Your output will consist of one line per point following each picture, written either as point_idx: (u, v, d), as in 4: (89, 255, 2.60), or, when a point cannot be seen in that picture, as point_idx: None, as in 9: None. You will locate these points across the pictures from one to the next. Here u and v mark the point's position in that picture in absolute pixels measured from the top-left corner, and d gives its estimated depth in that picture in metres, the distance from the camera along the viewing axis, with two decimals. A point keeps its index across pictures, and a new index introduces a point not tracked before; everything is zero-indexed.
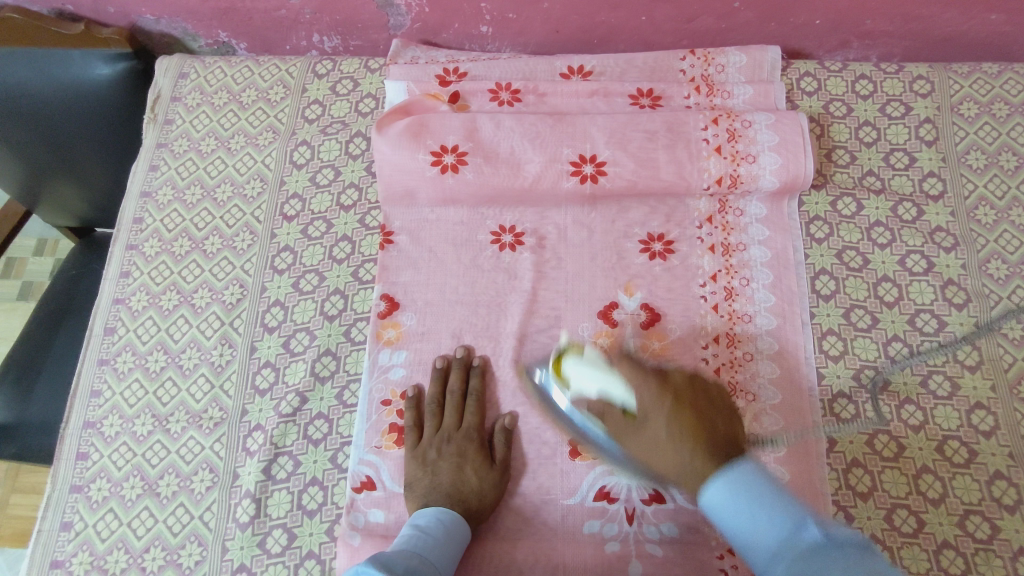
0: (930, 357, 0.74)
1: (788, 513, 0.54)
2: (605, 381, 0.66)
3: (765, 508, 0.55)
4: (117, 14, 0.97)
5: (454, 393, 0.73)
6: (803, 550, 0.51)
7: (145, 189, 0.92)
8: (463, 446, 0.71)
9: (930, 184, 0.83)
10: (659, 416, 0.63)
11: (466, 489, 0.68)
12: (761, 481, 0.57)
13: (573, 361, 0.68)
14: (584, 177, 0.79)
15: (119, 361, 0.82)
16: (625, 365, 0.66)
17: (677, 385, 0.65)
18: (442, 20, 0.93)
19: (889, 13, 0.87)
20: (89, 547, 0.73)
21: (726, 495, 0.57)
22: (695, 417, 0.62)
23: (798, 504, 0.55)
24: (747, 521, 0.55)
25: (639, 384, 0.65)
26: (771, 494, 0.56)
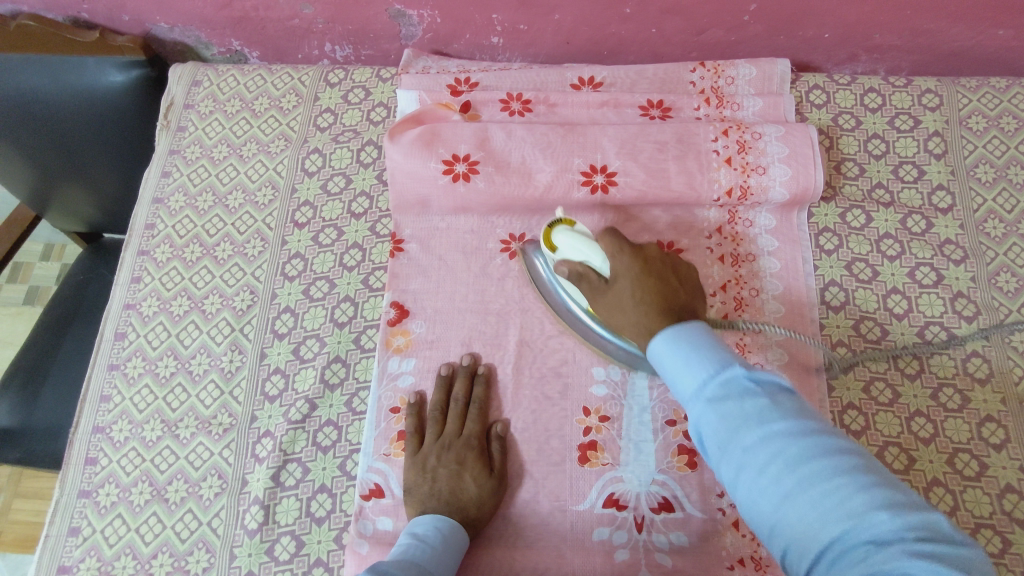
0: (940, 370, 0.74)
1: (719, 356, 0.55)
2: (586, 251, 0.67)
3: (697, 350, 0.56)
4: (132, 22, 0.98)
5: (457, 401, 0.73)
6: (728, 388, 0.53)
7: (157, 195, 0.92)
8: (462, 452, 0.69)
9: (938, 197, 0.83)
10: (630, 275, 0.64)
11: (464, 496, 0.67)
12: (694, 330, 0.58)
13: (563, 230, 0.70)
14: (595, 186, 0.79)
15: (129, 367, 0.82)
16: (609, 236, 0.67)
17: (652, 253, 0.66)
18: (454, 30, 0.94)
19: (897, 27, 0.88)
20: (97, 553, 0.73)
21: (665, 343, 0.58)
22: (662, 284, 0.63)
23: (728, 348, 0.57)
24: (676, 361, 0.56)
25: (615, 250, 0.65)
26: (702, 339, 0.57)
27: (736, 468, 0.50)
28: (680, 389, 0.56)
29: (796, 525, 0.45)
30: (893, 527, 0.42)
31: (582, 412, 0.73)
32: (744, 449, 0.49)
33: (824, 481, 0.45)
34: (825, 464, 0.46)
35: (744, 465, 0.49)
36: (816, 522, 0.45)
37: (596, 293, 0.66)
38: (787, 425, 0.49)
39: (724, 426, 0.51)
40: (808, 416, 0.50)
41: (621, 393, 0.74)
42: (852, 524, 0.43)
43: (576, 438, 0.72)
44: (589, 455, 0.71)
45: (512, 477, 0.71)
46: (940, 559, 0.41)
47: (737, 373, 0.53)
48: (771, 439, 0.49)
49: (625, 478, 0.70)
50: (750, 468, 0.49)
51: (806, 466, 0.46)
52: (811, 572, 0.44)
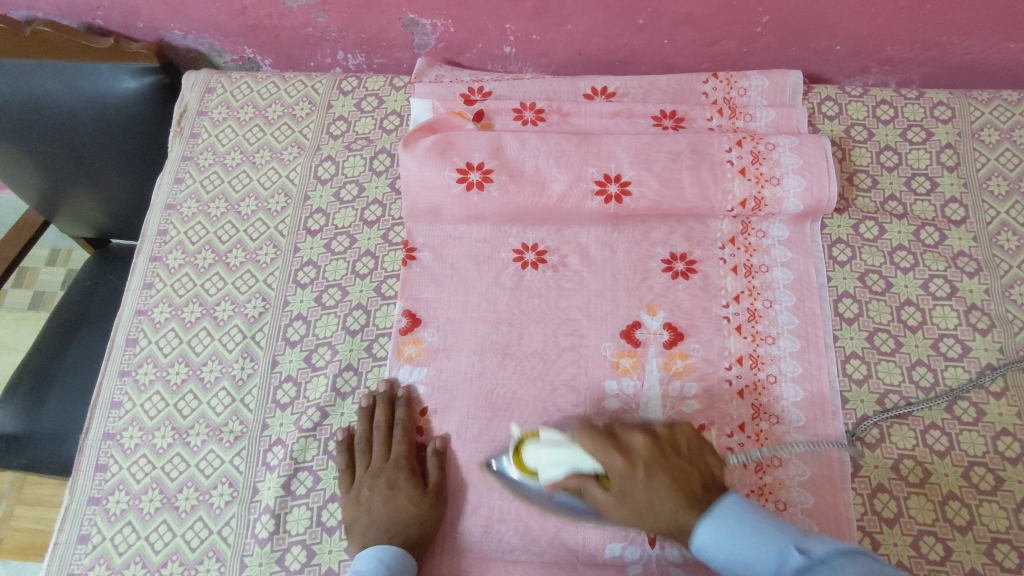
0: (955, 382, 0.74)
1: (777, 540, 0.57)
2: (572, 461, 0.63)
3: (750, 538, 0.58)
4: (145, 29, 0.98)
5: (380, 428, 0.73)
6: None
7: (169, 201, 0.92)
8: (393, 476, 0.70)
9: (951, 209, 0.83)
10: (638, 484, 0.61)
11: (403, 518, 0.68)
12: (741, 509, 0.60)
13: (533, 446, 0.66)
14: (609, 197, 0.79)
15: (140, 373, 0.82)
16: (585, 435, 0.63)
17: (643, 440, 0.63)
18: (466, 39, 0.94)
19: (909, 39, 0.88)
20: (106, 561, 0.72)
21: (714, 538, 0.60)
22: (671, 474, 0.62)
23: (778, 525, 0.59)
24: (736, 559, 0.58)
25: (606, 458, 0.62)
26: (754, 521, 0.59)
27: None
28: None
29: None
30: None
31: None
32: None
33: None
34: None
35: None
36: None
37: (608, 509, 0.62)
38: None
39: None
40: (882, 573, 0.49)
41: (634, 406, 0.74)
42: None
43: None
44: None
45: None
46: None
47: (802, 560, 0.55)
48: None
49: None
50: None
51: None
52: None
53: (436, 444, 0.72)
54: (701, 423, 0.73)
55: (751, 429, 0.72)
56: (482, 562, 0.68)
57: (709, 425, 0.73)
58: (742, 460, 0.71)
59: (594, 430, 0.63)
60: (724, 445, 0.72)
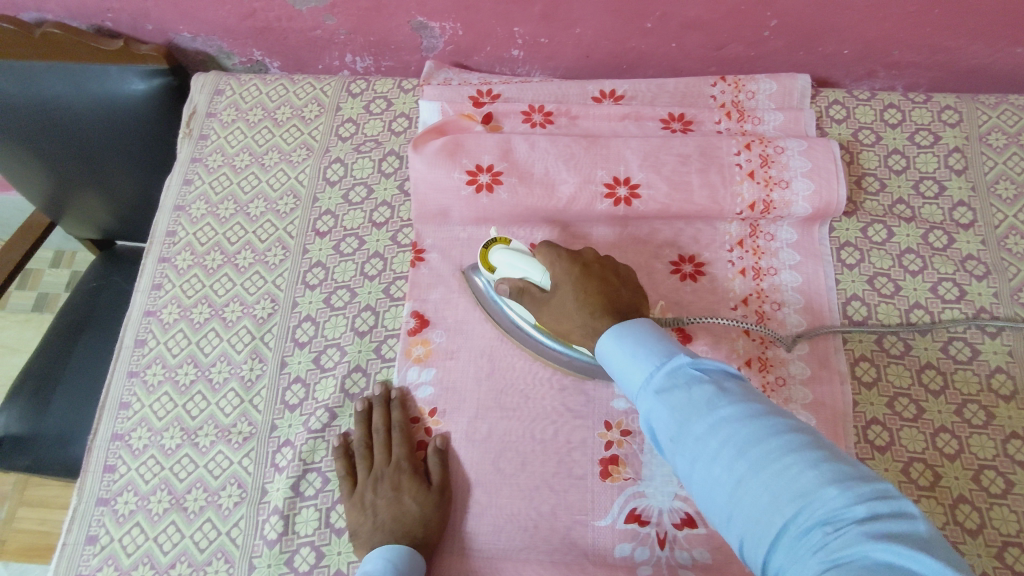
0: (964, 386, 0.74)
1: (665, 348, 0.57)
2: (527, 267, 0.68)
3: (645, 348, 0.58)
4: (155, 31, 0.98)
5: (379, 431, 0.73)
6: (674, 376, 0.54)
7: (178, 203, 0.92)
8: (396, 478, 0.70)
9: (960, 213, 0.83)
10: (572, 281, 0.66)
11: (407, 519, 0.67)
12: (643, 327, 0.60)
13: (500, 249, 0.71)
14: (618, 199, 0.79)
15: (149, 374, 0.82)
16: (544, 247, 0.69)
17: (590, 259, 0.68)
18: (475, 42, 0.94)
19: (916, 44, 0.88)
20: (114, 562, 0.72)
21: (614, 344, 0.60)
22: (603, 287, 0.66)
23: (676, 344, 0.58)
24: (625, 358, 0.59)
25: (555, 264, 0.67)
26: (651, 336, 0.59)
27: (687, 455, 0.50)
28: (631, 385, 0.58)
29: (751, 514, 0.46)
30: (840, 501, 0.42)
31: (604, 426, 0.72)
32: (693, 436, 0.50)
33: (770, 460, 0.46)
34: (775, 441, 0.47)
35: (696, 454, 0.49)
36: (770, 506, 0.45)
37: (538, 305, 0.68)
38: (732, 406, 0.50)
39: (672, 417, 0.52)
40: (758, 400, 0.51)
41: None
42: (800, 503, 0.43)
43: (597, 452, 0.71)
44: (610, 470, 0.70)
45: (535, 489, 0.70)
46: (894, 534, 0.40)
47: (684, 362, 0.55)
48: (718, 423, 0.49)
49: (647, 493, 0.69)
50: (702, 455, 0.49)
51: (756, 449, 0.47)
52: (767, 552, 0.44)
53: (437, 443, 0.72)
54: None
55: None
56: (491, 562, 0.68)
57: None
58: None
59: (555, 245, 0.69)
60: None
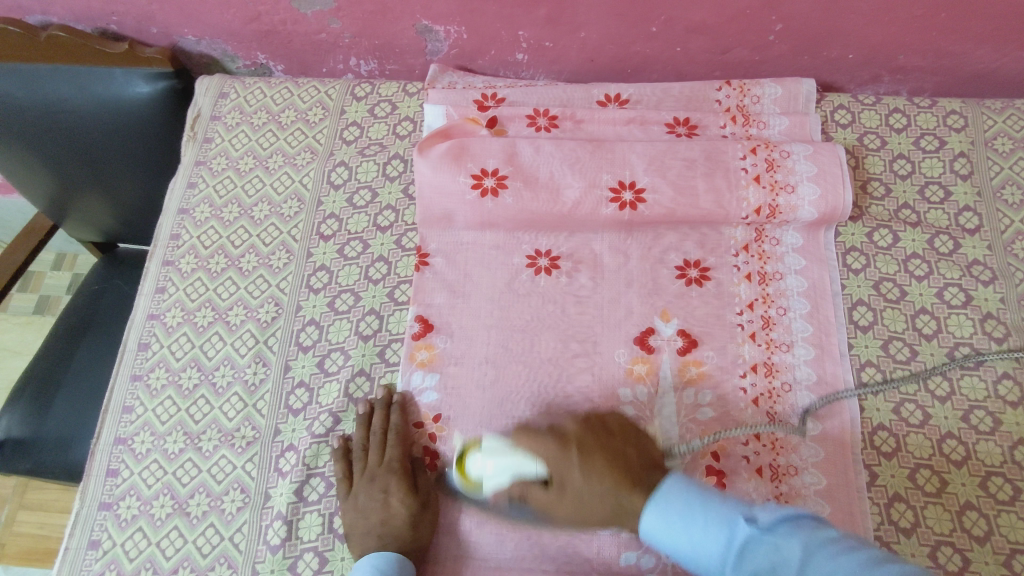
0: (971, 392, 0.74)
1: (717, 514, 0.56)
2: (514, 467, 0.63)
3: (698, 515, 0.57)
4: (160, 35, 0.98)
5: (376, 432, 0.72)
6: (744, 548, 0.53)
7: (182, 206, 0.92)
8: (386, 480, 0.69)
9: (965, 218, 0.83)
10: (573, 468, 0.61)
11: (394, 522, 0.67)
12: (675, 490, 0.59)
13: (475, 454, 0.66)
14: (624, 203, 0.79)
15: (152, 378, 0.81)
16: (522, 439, 0.64)
17: (575, 432, 0.64)
18: (479, 46, 0.94)
19: (921, 48, 0.88)
20: (117, 566, 0.72)
21: (661, 519, 0.59)
22: (608, 459, 0.62)
23: (726, 500, 0.58)
24: (681, 535, 0.57)
25: (542, 453, 0.63)
26: (690, 501, 0.58)
27: None
28: (708, 564, 0.56)
29: None
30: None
31: None
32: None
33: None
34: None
35: None
36: None
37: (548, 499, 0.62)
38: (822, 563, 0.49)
39: None
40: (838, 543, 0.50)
41: (648, 413, 0.74)
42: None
43: None
44: None
45: None
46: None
47: (743, 527, 0.54)
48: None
49: None
50: None
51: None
52: None
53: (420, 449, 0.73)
54: (717, 431, 0.72)
55: (766, 437, 0.72)
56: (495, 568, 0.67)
57: (724, 433, 0.72)
58: (758, 469, 0.70)
59: (530, 431, 0.65)
60: (739, 453, 0.71)
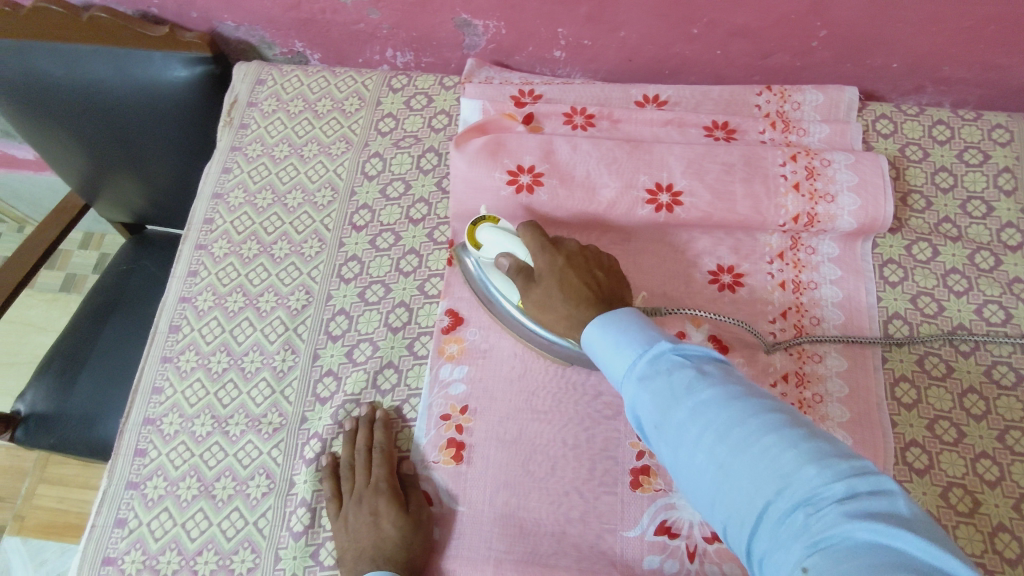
0: (1007, 412, 0.72)
1: (647, 335, 0.55)
2: (512, 246, 0.69)
3: (631, 332, 0.56)
4: (199, 19, 0.99)
5: (360, 451, 0.72)
6: (653, 363, 0.53)
7: (216, 190, 0.92)
8: (374, 501, 0.68)
9: (1007, 234, 0.82)
10: (552, 269, 0.66)
11: (387, 544, 0.65)
12: (626, 314, 0.59)
13: (487, 227, 0.71)
14: (660, 205, 0.78)
15: (182, 360, 0.82)
16: (531, 228, 0.69)
17: (572, 249, 0.67)
18: (517, 42, 0.94)
19: (968, 60, 0.86)
20: (142, 546, 0.73)
21: (597, 331, 0.59)
22: (584, 275, 0.65)
23: (660, 330, 0.56)
24: (608, 345, 0.57)
25: (537, 248, 0.67)
26: (633, 322, 0.57)
27: (671, 444, 0.49)
28: (614, 373, 0.56)
29: (736, 495, 0.44)
30: (817, 483, 0.41)
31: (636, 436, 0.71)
32: (677, 425, 0.49)
33: (751, 445, 0.44)
34: (758, 422, 0.45)
35: (680, 442, 0.48)
36: (753, 487, 0.43)
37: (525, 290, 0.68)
38: (716, 394, 0.48)
39: (655, 405, 0.50)
40: (742, 385, 0.49)
41: None
42: (778, 483, 0.42)
43: (629, 462, 0.70)
44: (641, 480, 0.69)
45: (564, 495, 0.69)
46: (874, 512, 0.38)
47: (665, 348, 0.53)
48: (700, 407, 0.48)
49: (679, 504, 0.68)
50: (684, 442, 0.48)
51: (738, 433, 0.45)
52: (749, 535, 0.44)
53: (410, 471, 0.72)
54: None
55: None
56: (516, 566, 0.66)
57: None
58: None
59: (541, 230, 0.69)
60: None
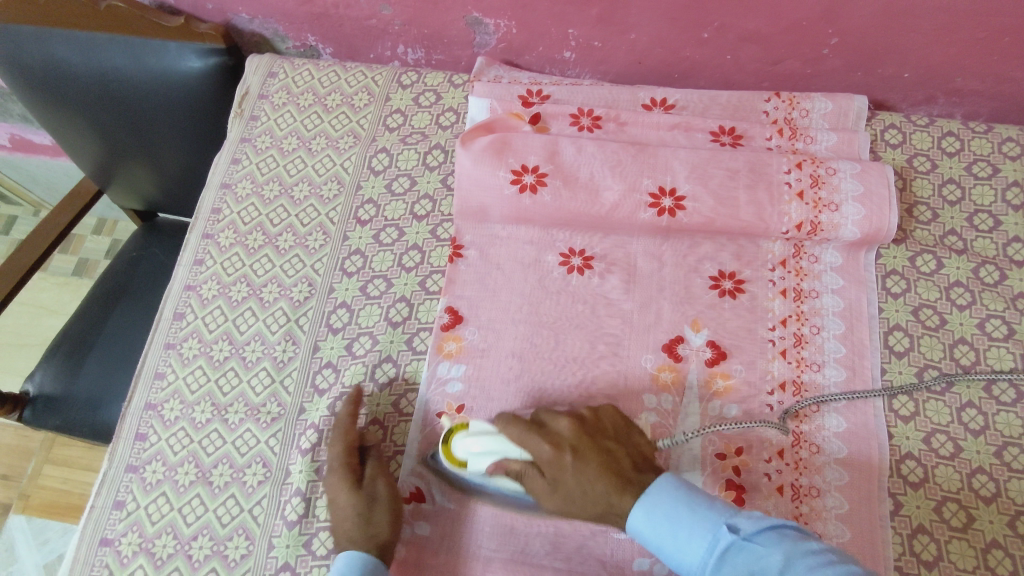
0: (1006, 428, 0.72)
1: (705, 520, 0.57)
2: (501, 451, 0.65)
3: (685, 518, 0.57)
4: (215, 11, 1.00)
5: (337, 428, 0.72)
6: (728, 557, 0.54)
7: (225, 180, 0.94)
8: (333, 480, 0.68)
9: (1014, 248, 0.81)
10: (565, 468, 0.62)
11: (344, 522, 0.66)
12: (666, 492, 0.59)
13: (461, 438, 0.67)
14: (662, 209, 0.78)
15: (185, 347, 0.83)
16: (513, 428, 0.65)
17: (571, 431, 0.65)
18: (527, 42, 0.94)
19: (980, 72, 0.86)
20: (139, 528, 0.74)
21: (646, 519, 0.59)
22: (599, 456, 0.63)
23: (711, 502, 0.58)
24: (668, 537, 0.58)
25: (533, 447, 0.64)
26: (682, 503, 0.58)
27: None
28: (689, 563, 0.57)
29: None
30: None
31: None
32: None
33: None
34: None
35: None
36: None
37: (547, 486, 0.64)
38: None
39: None
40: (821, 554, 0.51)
41: (671, 421, 0.73)
42: None
43: None
44: None
45: None
46: None
47: (733, 538, 0.55)
48: None
49: None
50: None
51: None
52: None
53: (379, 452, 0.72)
54: (739, 445, 0.71)
55: (790, 456, 0.71)
56: (505, 564, 0.67)
57: (747, 447, 0.71)
58: (779, 487, 0.69)
59: (523, 422, 0.66)
60: (761, 470, 0.70)
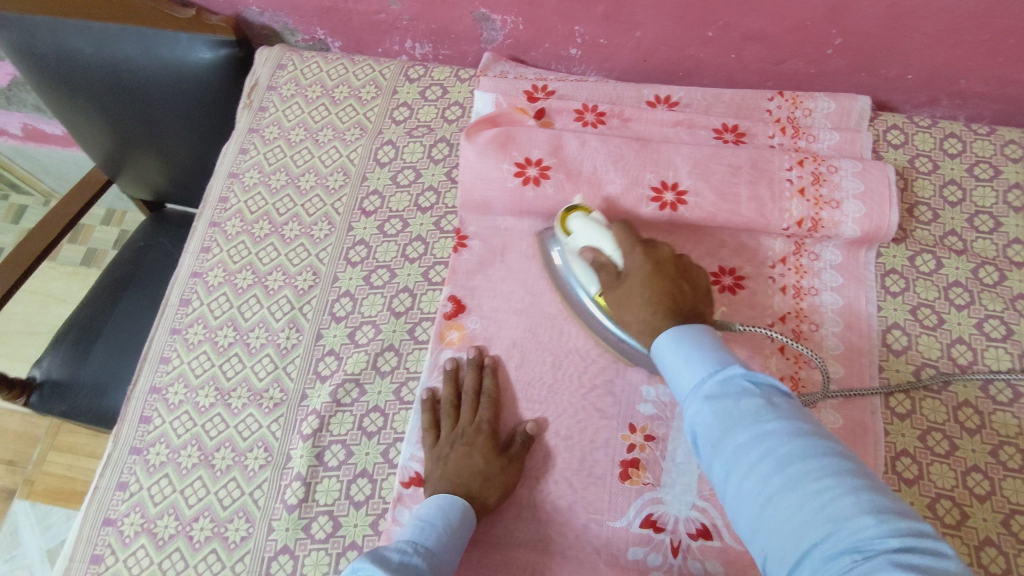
0: (1003, 427, 0.72)
1: (720, 357, 0.56)
2: (597, 239, 0.69)
3: (699, 352, 0.57)
4: (226, 4, 1.02)
5: (468, 392, 0.72)
6: (716, 386, 0.54)
7: (233, 169, 0.95)
8: (472, 435, 0.69)
9: (1013, 250, 0.81)
10: (638, 275, 0.66)
11: (472, 471, 0.66)
12: (703, 331, 0.60)
13: (579, 216, 0.72)
14: (664, 204, 0.79)
15: (190, 332, 0.84)
16: (622, 231, 0.69)
17: (666, 255, 0.67)
18: (534, 38, 0.95)
19: (983, 74, 0.86)
20: (142, 509, 0.75)
21: (669, 343, 0.60)
22: (670, 285, 0.65)
23: (732, 354, 0.57)
24: (679, 360, 0.58)
25: (628, 249, 0.67)
26: (708, 342, 0.58)
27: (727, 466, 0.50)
28: (680, 386, 0.57)
29: (778, 529, 0.45)
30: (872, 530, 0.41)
31: (628, 428, 0.72)
32: (733, 445, 0.49)
33: (807, 477, 0.45)
34: (811, 461, 0.46)
35: (736, 466, 0.49)
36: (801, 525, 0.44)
37: (608, 287, 0.68)
38: (779, 424, 0.49)
39: (717, 422, 0.51)
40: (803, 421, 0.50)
41: (669, 414, 0.73)
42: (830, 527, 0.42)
43: (619, 453, 0.71)
44: (630, 473, 0.70)
45: (552, 483, 0.70)
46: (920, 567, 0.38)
47: (736, 373, 0.54)
48: (763, 436, 0.49)
49: (665, 499, 0.69)
50: (741, 467, 0.48)
51: (794, 466, 0.46)
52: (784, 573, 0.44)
53: (526, 425, 0.72)
54: None
55: None
56: (501, 550, 0.67)
57: None
58: None
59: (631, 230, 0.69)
60: None
